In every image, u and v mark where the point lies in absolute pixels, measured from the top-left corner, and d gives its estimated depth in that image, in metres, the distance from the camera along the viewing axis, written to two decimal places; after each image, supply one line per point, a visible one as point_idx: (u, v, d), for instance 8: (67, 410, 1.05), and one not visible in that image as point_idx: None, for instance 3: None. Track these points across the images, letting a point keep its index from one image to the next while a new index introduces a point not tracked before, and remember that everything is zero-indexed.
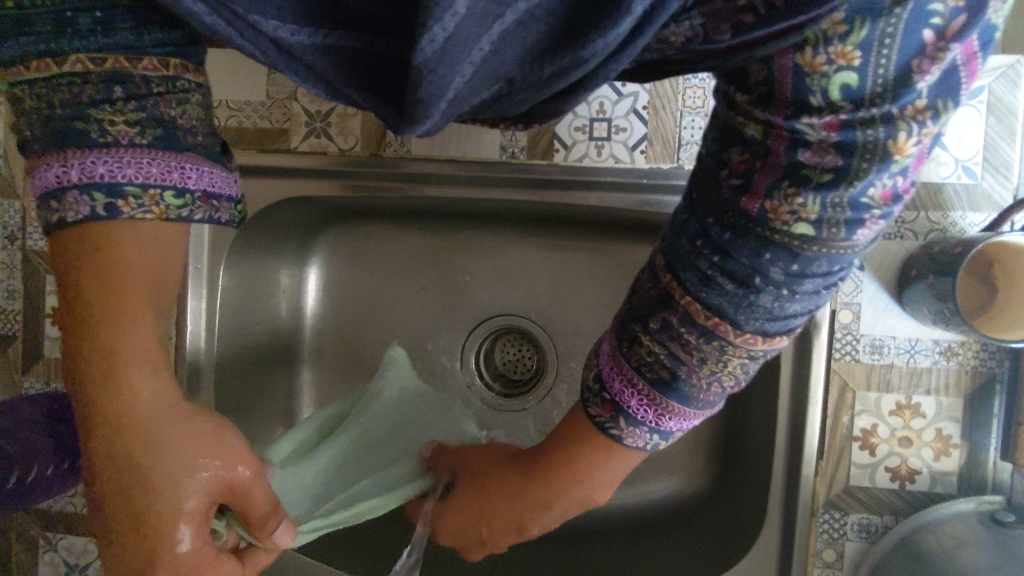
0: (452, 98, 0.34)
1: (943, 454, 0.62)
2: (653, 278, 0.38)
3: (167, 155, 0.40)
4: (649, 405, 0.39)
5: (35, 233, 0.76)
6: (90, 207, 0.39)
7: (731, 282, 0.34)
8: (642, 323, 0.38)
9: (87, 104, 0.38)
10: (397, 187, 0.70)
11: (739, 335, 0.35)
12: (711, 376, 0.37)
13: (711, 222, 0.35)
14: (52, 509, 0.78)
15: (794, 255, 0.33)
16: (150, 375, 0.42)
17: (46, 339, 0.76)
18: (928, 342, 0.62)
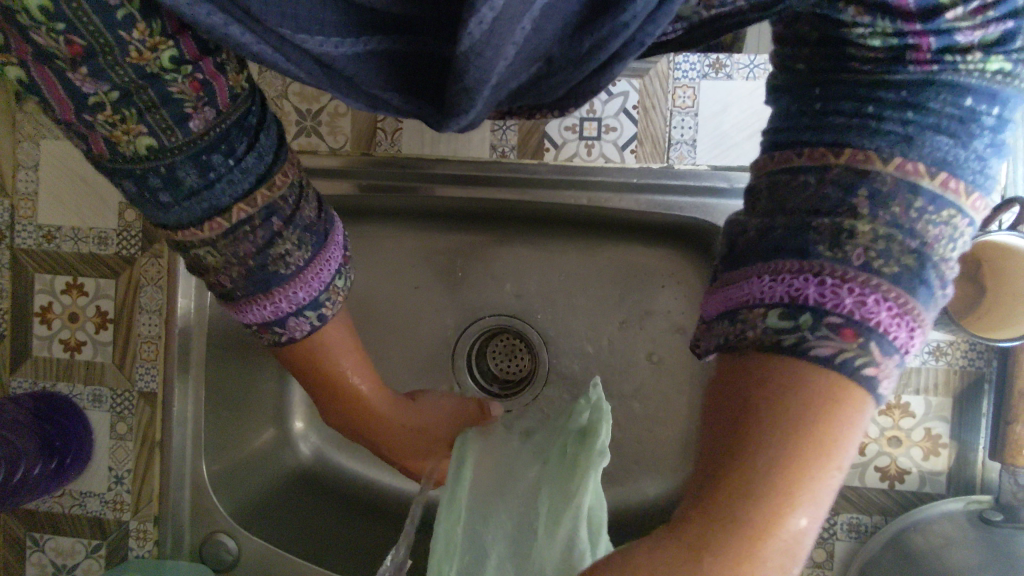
0: (495, 83, 0.34)
1: (932, 454, 0.62)
2: (816, 172, 0.29)
3: (324, 245, 0.43)
4: (897, 319, 0.27)
5: (23, 232, 0.75)
6: (309, 323, 0.44)
7: (943, 138, 0.28)
8: (840, 211, 0.28)
9: (266, 247, 0.41)
10: (392, 187, 0.71)
11: (970, 195, 0.28)
12: (949, 257, 0.28)
13: (873, 99, 0.28)
14: (39, 511, 0.77)
15: (993, 96, 0.28)
16: (377, 398, 0.53)
17: (34, 338, 0.76)
18: None
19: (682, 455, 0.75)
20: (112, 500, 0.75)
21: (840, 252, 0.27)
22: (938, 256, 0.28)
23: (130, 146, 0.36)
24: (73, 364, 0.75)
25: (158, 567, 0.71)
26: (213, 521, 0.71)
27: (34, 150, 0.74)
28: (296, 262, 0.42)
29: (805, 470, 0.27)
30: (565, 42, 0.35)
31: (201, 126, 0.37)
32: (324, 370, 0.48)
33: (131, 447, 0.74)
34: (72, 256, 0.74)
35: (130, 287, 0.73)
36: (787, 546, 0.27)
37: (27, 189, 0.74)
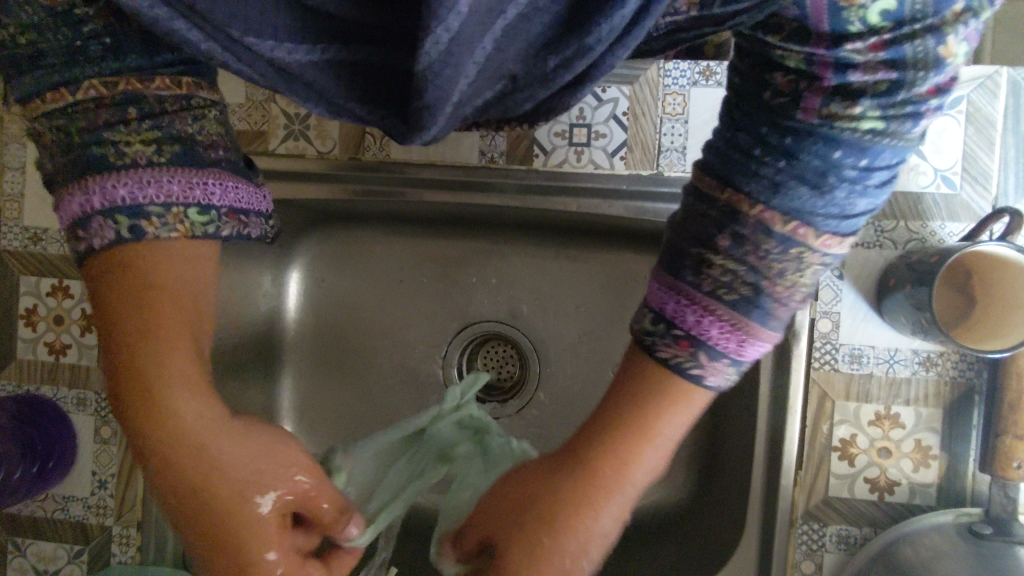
0: (456, 101, 0.35)
1: (922, 465, 0.62)
2: (707, 200, 0.34)
3: (190, 173, 0.39)
4: (731, 333, 0.34)
5: (9, 232, 0.74)
6: (116, 231, 0.38)
7: (805, 187, 0.32)
8: (707, 243, 0.34)
9: (104, 128, 0.37)
10: (382, 192, 0.70)
11: (818, 238, 0.33)
12: (791, 287, 0.34)
13: (765, 135, 0.33)
14: (22, 515, 0.76)
15: (864, 151, 0.32)
16: (190, 396, 0.40)
17: (17, 341, 0.75)
18: (907, 352, 0.62)
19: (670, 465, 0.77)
20: (95, 505, 0.74)
21: (697, 278, 0.34)
22: (779, 287, 0.34)
23: (10, 29, 0.36)
24: (58, 367, 0.74)
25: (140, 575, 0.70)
26: None
27: (21, 150, 0.73)
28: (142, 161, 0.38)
29: (638, 435, 0.37)
30: (527, 62, 0.35)
31: (93, 17, 0.36)
32: (130, 307, 0.39)
33: (115, 451, 0.74)
34: (58, 258, 0.74)
35: None
36: (619, 485, 0.37)
37: (14, 190, 0.74)
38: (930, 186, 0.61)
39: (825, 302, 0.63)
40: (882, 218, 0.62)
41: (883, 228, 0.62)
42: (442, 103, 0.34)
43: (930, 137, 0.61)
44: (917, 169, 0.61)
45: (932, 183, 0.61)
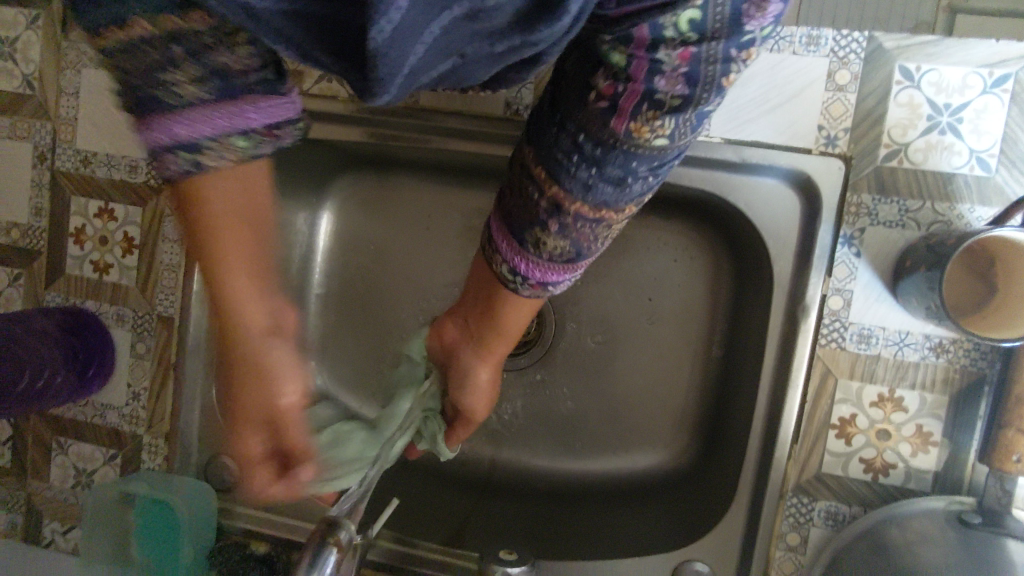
0: (408, 73, 0.35)
1: (921, 451, 0.61)
2: (538, 187, 0.42)
3: (225, 106, 0.37)
4: (564, 271, 0.46)
5: (63, 153, 0.79)
6: (181, 166, 0.38)
7: (609, 185, 0.40)
8: (540, 224, 0.43)
9: (156, 70, 0.35)
10: (408, 137, 0.72)
11: (619, 212, 0.42)
12: (607, 237, 0.45)
13: (584, 141, 0.39)
14: (64, 417, 0.82)
15: (654, 156, 0.39)
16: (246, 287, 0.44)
17: (67, 257, 0.80)
18: (919, 336, 0.60)
19: (676, 427, 0.80)
20: (129, 415, 0.80)
21: (536, 248, 0.45)
22: (595, 246, 0.45)
23: None
24: (101, 284, 0.79)
25: (165, 484, 0.77)
26: (218, 445, 0.78)
27: (76, 77, 0.78)
28: (185, 96, 0.36)
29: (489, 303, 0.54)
30: (477, 45, 0.35)
31: None
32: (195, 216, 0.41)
33: (148, 366, 0.79)
34: (105, 182, 0.78)
35: (156, 218, 0.77)
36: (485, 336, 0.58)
37: (68, 114, 0.78)
38: (963, 167, 0.59)
39: (839, 280, 0.62)
40: (908, 197, 0.60)
41: (908, 208, 0.60)
42: (393, 76, 0.34)
43: (969, 115, 0.58)
44: (952, 149, 0.59)
45: (965, 164, 0.59)
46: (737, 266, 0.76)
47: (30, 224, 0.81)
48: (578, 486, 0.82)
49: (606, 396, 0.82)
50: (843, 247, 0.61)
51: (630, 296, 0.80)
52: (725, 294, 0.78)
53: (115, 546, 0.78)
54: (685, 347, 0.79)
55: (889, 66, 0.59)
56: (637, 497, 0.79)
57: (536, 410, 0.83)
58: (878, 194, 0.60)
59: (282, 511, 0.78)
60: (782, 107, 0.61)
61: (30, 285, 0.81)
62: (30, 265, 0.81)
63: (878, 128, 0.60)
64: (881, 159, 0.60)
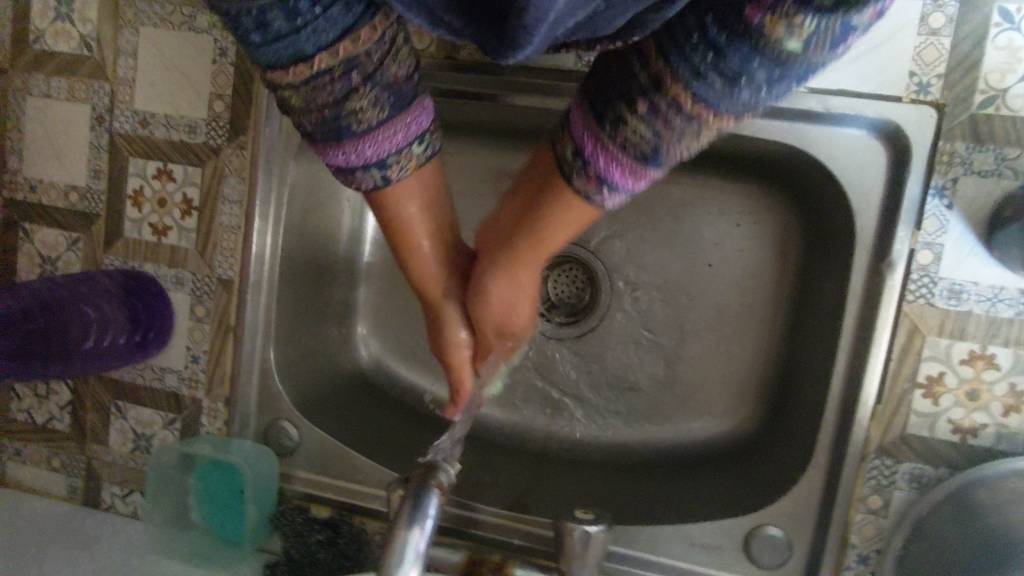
0: (552, 22, 0.35)
1: (1013, 410, 0.59)
2: (642, 62, 0.37)
3: (400, 119, 0.45)
4: (628, 175, 0.41)
5: (121, 115, 0.79)
6: (373, 180, 0.47)
7: (719, 81, 0.34)
8: (627, 101, 0.38)
9: (342, 100, 0.42)
10: (478, 94, 0.71)
11: (717, 118, 0.36)
12: (688, 146, 0.38)
13: (710, 25, 0.33)
14: (122, 381, 0.82)
15: (780, 64, 0.33)
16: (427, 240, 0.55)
17: (125, 219, 0.80)
18: (1013, 291, 0.58)
19: (739, 396, 0.78)
20: (187, 378, 0.80)
21: (613, 130, 0.39)
22: (668, 152, 0.39)
23: None
24: (160, 247, 0.79)
25: (226, 445, 0.77)
26: (279, 408, 0.78)
27: (134, 37, 0.77)
28: (367, 121, 0.43)
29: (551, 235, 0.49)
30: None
31: None
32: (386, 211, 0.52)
33: (207, 330, 0.79)
34: (164, 143, 0.77)
35: (215, 178, 0.76)
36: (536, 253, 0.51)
37: (126, 74, 0.77)
38: None
39: (929, 233, 0.59)
40: (1005, 144, 0.57)
41: (1005, 156, 0.57)
42: (539, 25, 0.34)
43: None
44: None
45: None
46: (808, 228, 0.73)
47: (89, 186, 0.80)
48: (636, 455, 0.80)
49: (666, 363, 0.79)
50: (933, 199, 0.59)
51: (689, 263, 0.78)
52: (794, 255, 0.75)
53: (173, 510, 0.78)
54: (750, 313, 0.77)
55: (990, 7, 0.56)
56: (700, 465, 0.77)
57: (594, 378, 0.81)
58: (972, 143, 0.58)
59: (343, 475, 0.77)
60: (871, 52, 0.59)
61: (89, 248, 0.81)
62: (88, 229, 0.81)
63: (974, 73, 0.57)
64: (976, 106, 0.58)
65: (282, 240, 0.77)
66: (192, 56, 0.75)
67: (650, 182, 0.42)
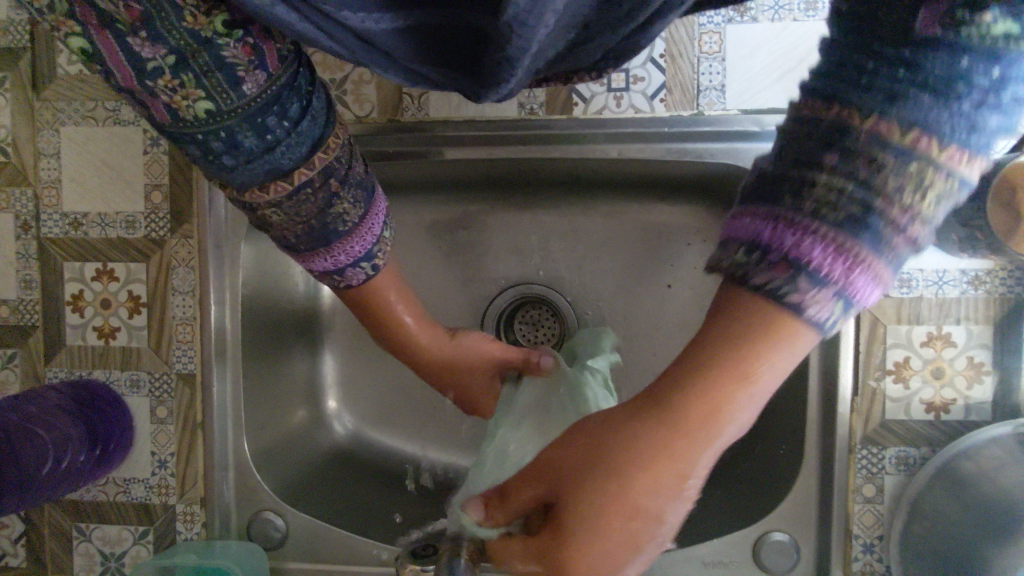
0: (534, 52, 0.35)
1: (976, 382, 0.63)
2: (806, 125, 0.28)
3: (371, 204, 0.46)
4: (835, 254, 0.27)
5: (49, 220, 0.74)
6: (365, 271, 0.48)
7: (925, 97, 0.25)
8: (809, 166, 0.27)
9: (326, 207, 0.43)
10: (421, 152, 0.70)
11: (944, 151, 0.26)
12: (913, 209, 0.26)
13: (874, 56, 0.26)
14: (82, 500, 0.76)
15: (993, 60, 0.24)
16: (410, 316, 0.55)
17: (66, 327, 0.75)
18: (956, 273, 0.63)
19: None
20: (157, 485, 0.75)
21: (797, 202, 0.27)
22: (897, 207, 0.26)
23: (188, 110, 0.37)
24: (109, 351, 0.75)
25: (209, 549, 0.72)
26: (261, 499, 0.74)
27: (54, 137, 0.73)
28: (352, 220, 0.45)
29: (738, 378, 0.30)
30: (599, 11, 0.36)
31: (254, 88, 0.37)
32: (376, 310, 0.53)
33: (173, 430, 0.74)
34: (101, 243, 0.74)
35: (162, 272, 0.73)
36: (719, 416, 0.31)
37: (50, 176, 0.74)
38: None
39: None
40: None
41: None
42: (523, 55, 0.34)
43: None
44: None
45: None
46: None
47: (19, 299, 0.75)
48: None
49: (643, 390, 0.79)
50: None
51: (649, 283, 0.79)
52: None
53: None
54: None
55: None
56: None
57: None
58: None
59: (338, 559, 0.73)
60: (794, 72, 0.63)
61: (28, 364, 0.75)
62: (25, 344, 0.75)
63: None
64: None
65: (241, 323, 0.73)
66: (123, 149, 0.72)
67: (868, 284, 0.28)
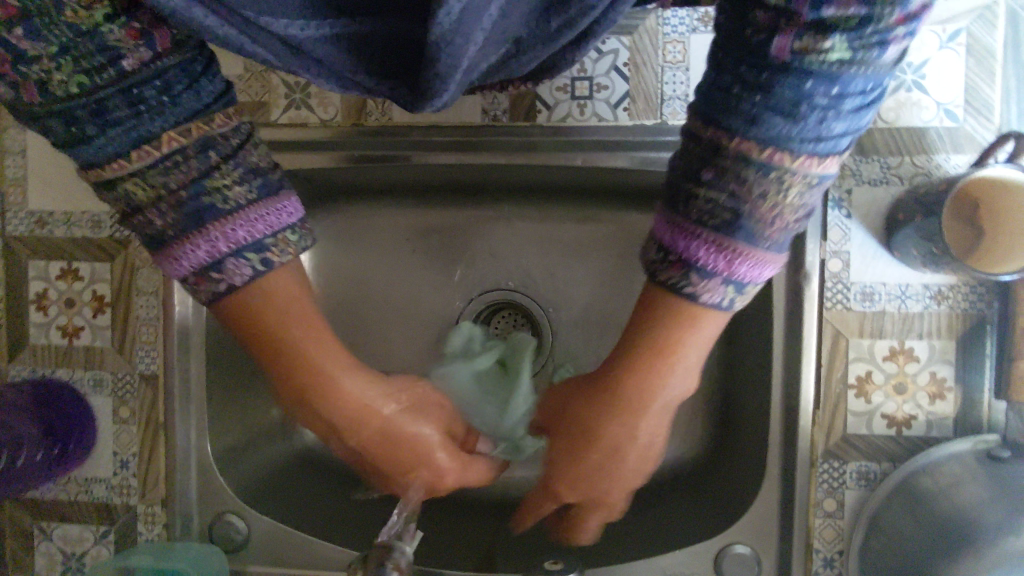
0: (466, 67, 0.34)
1: (938, 398, 0.63)
2: (694, 139, 0.35)
3: (274, 201, 0.40)
4: (718, 252, 0.36)
5: (15, 218, 0.74)
6: (250, 268, 0.40)
7: (778, 120, 0.32)
8: (693, 175, 0.35)
9: (202, 177, 0.38)
10: (387, 156, 0.69)
11: (796, 159, 0.33)
12: (775, 208, 0.34)
13: (743, 72, 0.32)
14: (44, 500, 0.76)
15: (834, 80, 0.30)
16: (316, 348, 0.45)
17: (30, 326, 0.75)
18: (918, 287, 0.62)
19: (690, 419, 0.75)
20: (119, 485, 0.75)
21: (687, 210, 0.36)
22: (764, 206, 0.34)
23: (62, 89, 0.34)
24: (72, 350, 0.74)
25: (170, 550, 0.71)
26: (223, 500, 0.73)
27: (21, 136, 0.73)
28: (237, 198, 0.39)
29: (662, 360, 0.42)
30: (533, 24, 0.37)
31: (134, 65, 0.35)
32: (265, 329, 0.43)
33: (135, 430, 0.74)
34: (66, 241, 0.73)
35: (126, 271, 0.73)
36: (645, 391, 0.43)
37: (16, 174, 0.73)
38: (932, 121, 0.63)
39: (835, 242, 0.64)
40: (887, 154, 0.63)
41: (889, 165, 0.63)
42: (453, 72, 0.33)
43: (930, 70, 0.63)
44: (920, 104, 0.63)
45: (935, 117, 0.63)
46: None
47: None
48: None
49: None
50: (834, 210, 0.64)
51: (621, 290, 0.78)
52: None
53: None
54: None
55: None
56: (660, 495, 0.75)
57: None
58: (859, 156, 0.64)
59: (298, 563, 0.72)
60: None
61: None
62: None
63: None
64: None
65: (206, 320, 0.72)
66: None
67: (752, 270, 0.36)
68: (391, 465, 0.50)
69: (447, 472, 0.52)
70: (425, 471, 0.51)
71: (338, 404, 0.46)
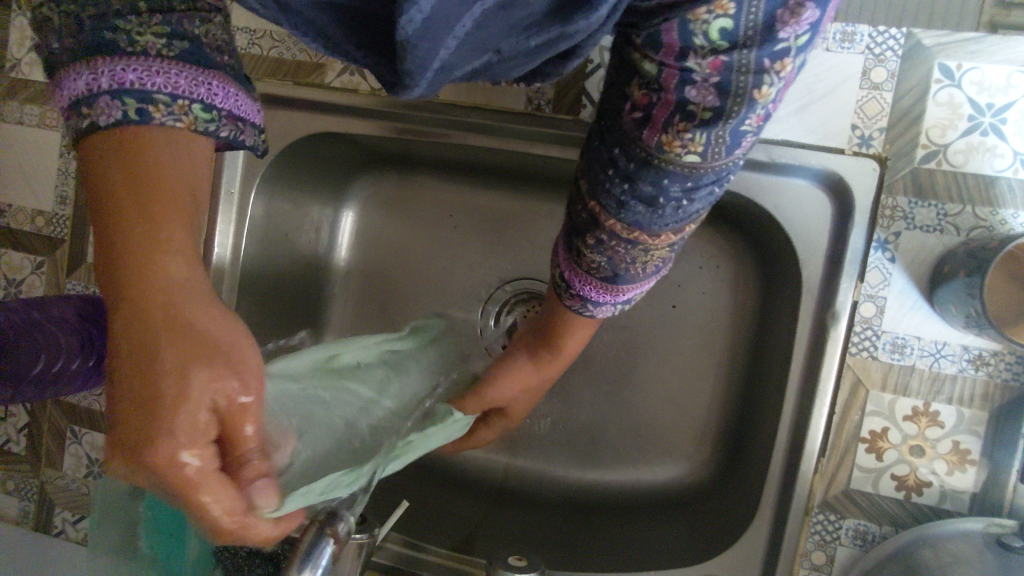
0: (438, 67, 0.36)
1: (958, 469, 0.58)
2: (583, 204, 0.45)
3: (197, 70, 0.34)
4: (603, 292, 0.48)
5: None
6: (121, 112, 0.32)
7: (641, 206, 0.41)
8: (583, 238, 0.46)
9: (115, 16, 0.32)
10: (431, 131, 0.70)
11: (656, 236, 0.43)
12: (648, 260, 0.45)
13: (619, 155, 0.40)
14: (79, 405, 0.82)
15: (686, 176, 0.39)
16: (142, 204, 0.32)
17: (90, 245, 0.81)
18: (956, 347, 0.58)
19: (698, 441, 0.73)
20: None
21: (581, 261, 0.47)
22: (636, 264, 0.45)
23: None
24: None
25: None
26: None
27: None
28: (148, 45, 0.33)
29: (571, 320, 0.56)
30: (512, 38, 0.36)
31: None
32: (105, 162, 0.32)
33: None
34: None
35: None
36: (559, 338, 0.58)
37: None
38: (1006, 171, 0.58)
39: (872, 285, 0.60)
40: (947, 200, 0.59)
41: (947, 212, 0.59)
42: (421, 71, 0.36)
43: (1014, 116, 0.58)
44: (995, 151, 0.58)
45: (1010, 167, 0.58)
46: (764, 272, 0.70)
47: (55, 212, 0.82)
48: (583, 492, 0.76)
49: (627, 411, 0.75)
50: (877, 251, 0.60)
51: (652, 302, 0.75)
52: (755, 302, 0.72)
53: None
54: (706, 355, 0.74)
55: (932, 62, 0.58)
56: (651, 512, 0.73)
57: (554, 423, 0.78)
58: (915, 198, 0.59)
59: None
60: (817, 103, 0.60)
61: (52, 271, 0.82)
62: (53, 252, 0.82)
63: (917, 128, 0.59)
64: (919, 160, 0.59)
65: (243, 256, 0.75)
66: None
67: (632, 293, 0.49)
68: (130, 407, 0.30)
69: (205, 474, 0.30)
70: (159, 448, 0.29)
71: (135, 280, 0.31)
